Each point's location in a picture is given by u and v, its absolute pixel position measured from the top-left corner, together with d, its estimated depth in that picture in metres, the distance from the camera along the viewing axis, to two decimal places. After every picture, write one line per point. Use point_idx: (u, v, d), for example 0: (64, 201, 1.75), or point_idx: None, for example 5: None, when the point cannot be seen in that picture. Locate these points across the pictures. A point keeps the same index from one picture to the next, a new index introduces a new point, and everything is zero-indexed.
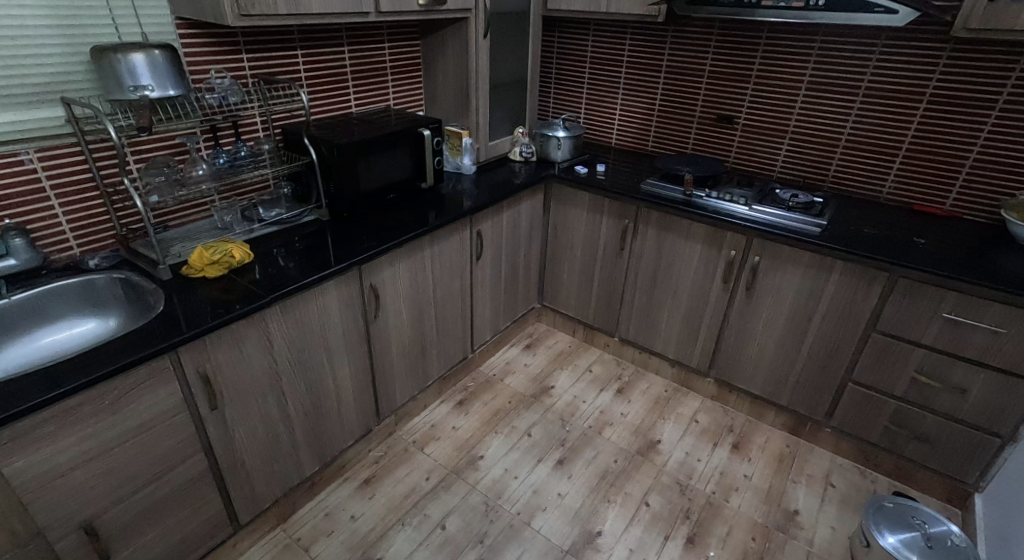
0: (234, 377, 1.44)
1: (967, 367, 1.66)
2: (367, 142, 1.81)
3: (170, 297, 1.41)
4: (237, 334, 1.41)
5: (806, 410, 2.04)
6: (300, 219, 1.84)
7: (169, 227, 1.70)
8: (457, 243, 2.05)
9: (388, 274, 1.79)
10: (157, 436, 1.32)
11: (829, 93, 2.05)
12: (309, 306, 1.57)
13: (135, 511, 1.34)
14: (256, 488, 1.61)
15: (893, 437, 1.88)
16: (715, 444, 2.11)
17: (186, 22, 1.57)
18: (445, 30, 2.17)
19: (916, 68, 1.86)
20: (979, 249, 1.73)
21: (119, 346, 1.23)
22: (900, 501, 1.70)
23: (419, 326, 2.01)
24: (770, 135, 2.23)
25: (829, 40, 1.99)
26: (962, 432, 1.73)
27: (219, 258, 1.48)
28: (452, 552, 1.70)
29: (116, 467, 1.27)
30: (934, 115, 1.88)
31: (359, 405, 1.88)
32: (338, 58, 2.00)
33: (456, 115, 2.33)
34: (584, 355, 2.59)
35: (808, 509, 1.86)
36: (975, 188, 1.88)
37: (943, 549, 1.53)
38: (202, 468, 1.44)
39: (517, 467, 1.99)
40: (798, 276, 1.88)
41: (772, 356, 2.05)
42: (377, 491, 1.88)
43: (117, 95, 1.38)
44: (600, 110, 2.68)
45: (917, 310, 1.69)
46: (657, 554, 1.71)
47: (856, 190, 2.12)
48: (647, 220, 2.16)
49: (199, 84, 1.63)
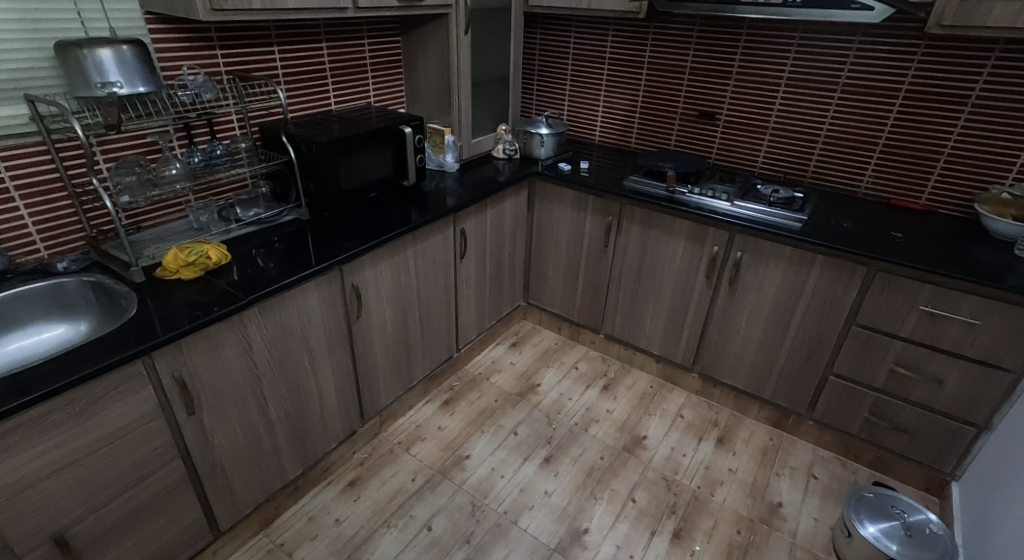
0: (212, 381, 1.41)
1: (943, 358, 1.69)
2: (347, 140, 1.78)
3: (143, 300, 1.38)
4: (216, 336, 1.38)
5: (788, 403, 2.06)
6: (278, 219, 1.80)
7: (143, 227, 1.67)
8: (441, 242, 2.03)
9: (370, 274, 1.77)
10: (131, 442, 1.29)
11: (808, 89, 2.07)
12: (289, 307, 1.54)
13: (110, 521, 1.31)
14: (237, 494, 1.58)
15: (872, 428, 1.90)
16: (700, 439, 2.12)
17: (157, 17, 1.53)
18: (426, 26, 2.15)
19: (892, 64, 1.89)
20: (955, 242, 1.76)
21: (90, 352, 1.20)
22: (880, 491, 1.72)
23: (403, 325, 1.99)
24: (752, 131, 2.25)
25: (807, 37, 2.01)
26: (939, 422, 1.76)
27: (195, 260, 1.44)
28: (439, 553, 1.68)
29: (88, 476, 1.24)
30: (910, 110, 1.90)
31: (343, 405, 1.85)
32: (316, 54, 1.96)
33: (438, 113, 2.31)
34: (570, 352, 2.59)
35: (792, 501, 1.87)
36: (950, 183, 1.91)
37: (922, 537, 1.56)
38: (179, 475, 1.41)
39: (504, 466, 1.98)
40: (780, 271, 1.89)
41: (755, 351, 2.06)
42: (362, 494, 1.86)
43: (85, 92, 1.34)
44: (583, 106, 2.67)
45: (895, 304, 1.71)
46: (643, 550, 1.71)
47: (836, 185, 2.14)
48: (631, 216, 2.17)
49: (172, 81, 1.60)
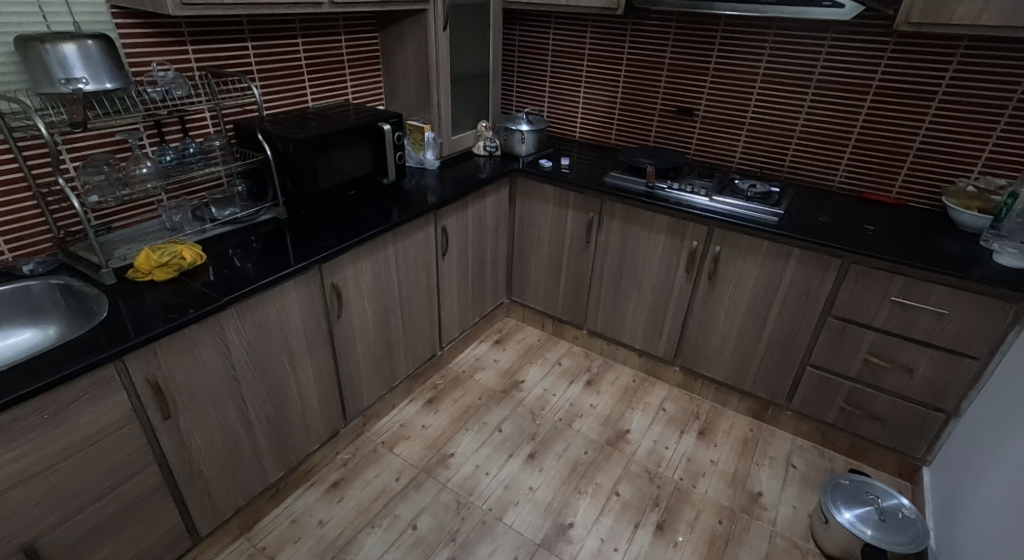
0: (189, 383, 1.38)
1: (914, 347, 1.73)
2: (325, 137, 1.76)
3: (115, 302, 1.34)
4: (192, 338, 1.35)
5: (768, 394, 2.10)
6: (255, 219, 1.77)
7: (113, 228, 1.63)
8: (422, 239, 2.01)
9: (350, 273, 1.74)
10: (104, 448, 1.26)
11: (782, 85, 2.10)
12: (268, 307, 1.52)
13: (83, 529, 1.28)
14: (216, 498, 1.55)
15: (848, 416, 1.94)
16: (682, 432, 2.14)
17: (122, 11, 1.48)
18: (403, 22, 2.13)
19: (863, 59, 1.92)
20: (925, 234, 1.80)
21: (59, 356, 1.17)
22: (854, 477, 1.75)
23: (385, 324, 1.97)
24: (729, 127, 2.27)
25: (781, 33, 2.03)
26: (910, 409, 1.80)
27: (168, 261, 1.41)
28: (424, 552, 1.67)
29: (57, 485, 1.21)
30: (881, 106, 1.94)
31: (324, 406, 1.83)
32: (292, 51, 1.93)
33: (417, 110, 2.29)
34: (554, 348, 2.60)
35: (771, 490, 1.91)
36: (919, 177, 1.96)
37: (894, 522, 1.59)
38: (155, 481, 1.38)
39: (488, 463, 1.97)
40: (757, 265, 1.92)
41: (735, 344, 2.09)
42: (345, 494, 1.84)
43: (47, 88, 1.30)
44: (563, 102, 2.68)
45: (868, 295, 1.75)
46: (628, 543, 1.72)
47: (811, 179, 2.17)
48: (612, 212, 2.18)
49: (140, 77, 1.56)
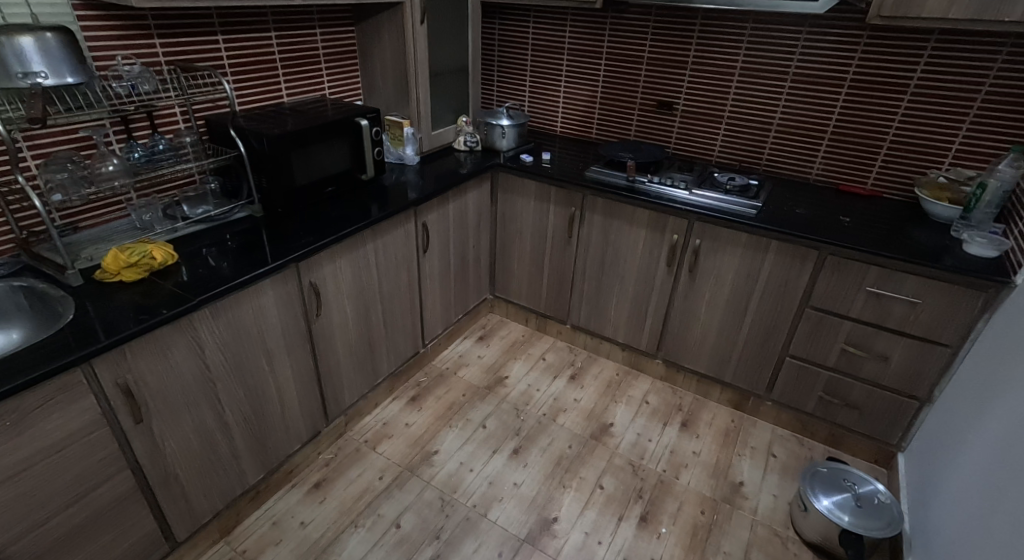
0: (161, 386, 1.34)
1: (889, 336, 1.76)
2: (301, 133, 1.73)
3: (82, 304, 1.30)
4: (164, 340, 1.32)
5: (748, 385, 2.12)
6: (230, 216, 1.74)
7: (80, 228, 1.58)
8: (402, 236, 1.99)
9: (329, 271, 1.72)
10: (72, 455, 1.22)
11: (760, 78, 2.11)
12: (243, 307, 1.49)
13: (52, 538, 1.24)
14: (193, 502, 1.52)
15: (826, 405, 1.97)
16: (665, 424, 2.16)
17: (84, 2, 1.44)
18: (380, 16, 2.10)
19: (838, 53, 1.94)
20: (899, 225, 1.83)
21: (24, 361, 1.13)
22: (833, 465, 1.78)
23: (366, 322, 1.95)
24: (708, 120, 2.28)
25: (757, 28, 2.05)
26: (886, 397, 1.83)
27: (138, 261, 1.38)
28: (408, 551, 1.66)
29: (25, 493, 1.17)
30: (855, 99, 1.97)
31: (305, 406, 1.81)
32: (265, 45, 1.89)
33: (395, 105, 2.26)
34: (538, 343, 2.59)
35: (752, 480, 1.93)
36: (893, 168, 1.99)
37: (871, 508, 1.62)
38: (129, 486, 1.34)
39: (472, 460, 1.97)
40: (736, 257, 1.93)
41: (715, 336, 2.11)
42: (327, 495, 1.82)
43: (3, 82, 1.25)
44: (544, 97, 2.67)
45: (844, 286, 1.77)
46: (611, 536, 1.73)
47: (789, 172, 2.20)
48: (593, 207, 2.18)
49: (104, 72, 1.51)
